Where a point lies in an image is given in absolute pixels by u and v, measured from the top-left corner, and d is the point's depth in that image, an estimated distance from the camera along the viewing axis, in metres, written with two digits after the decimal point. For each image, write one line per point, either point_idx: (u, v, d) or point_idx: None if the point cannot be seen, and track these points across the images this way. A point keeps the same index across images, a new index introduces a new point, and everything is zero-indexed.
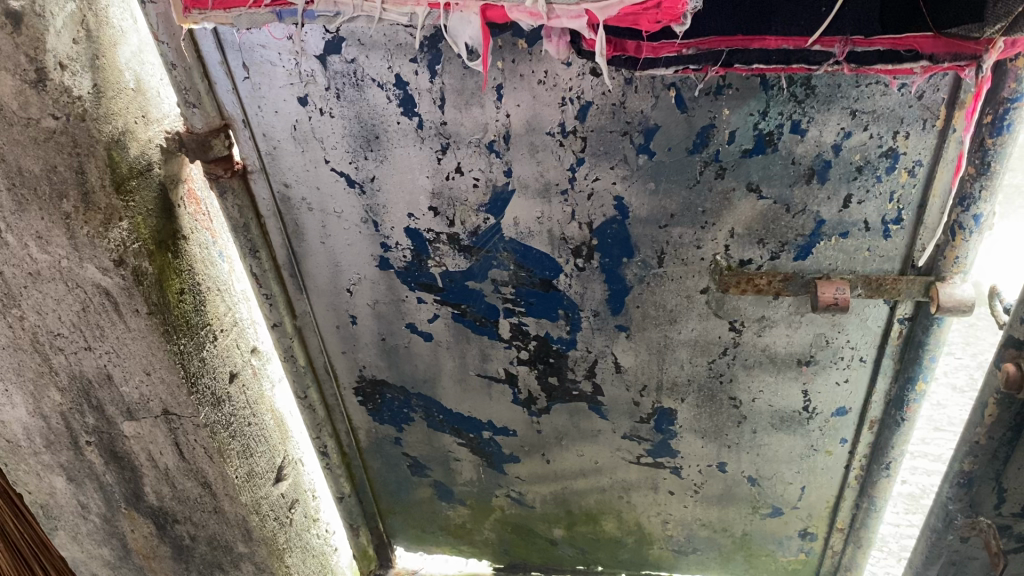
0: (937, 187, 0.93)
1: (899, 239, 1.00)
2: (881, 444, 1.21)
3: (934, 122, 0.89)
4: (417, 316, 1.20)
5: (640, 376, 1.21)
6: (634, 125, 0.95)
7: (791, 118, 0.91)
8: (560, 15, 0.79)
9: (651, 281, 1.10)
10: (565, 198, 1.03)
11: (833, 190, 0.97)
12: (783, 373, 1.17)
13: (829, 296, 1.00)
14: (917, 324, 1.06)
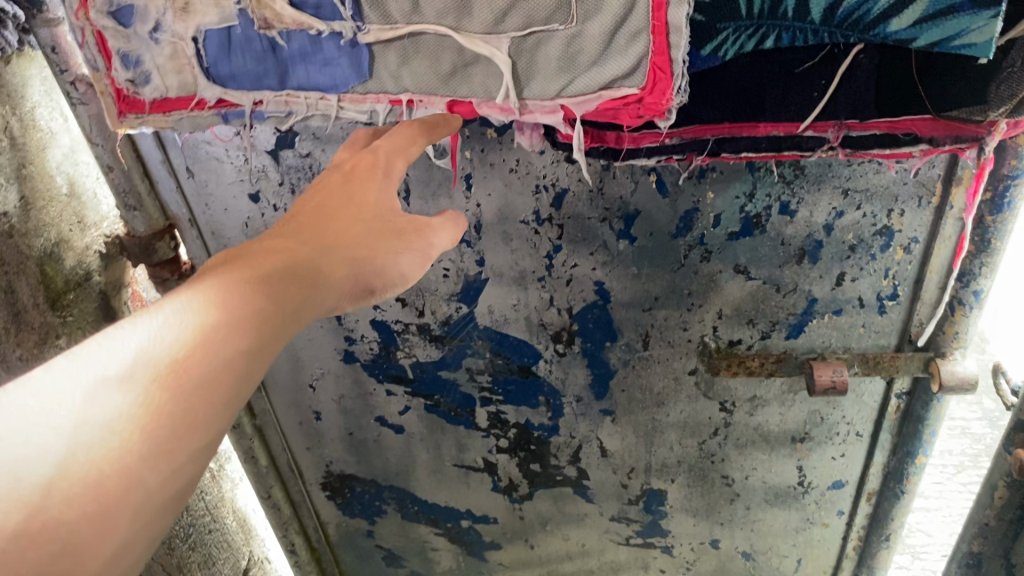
0: (934, 263, 0.88)
1: (894, 316, 0.95)
2: (881, 517, 1.15)
3: (929, 199, 0.84)
4: (386, 409, 1.12)
5: (627, 459, 1.14)
6: (613, 211, 0.89)
7: (779, 199, 0.86)
8: (534, 110, 0.75)
9: (636, 364, 1.03)
10: (542, 284, 0.96)
11: (825, 269, 0.91)
12: (777, 451, 1.11)
13: (825, 379, 0.94)
14: (915, 398, 1.01)
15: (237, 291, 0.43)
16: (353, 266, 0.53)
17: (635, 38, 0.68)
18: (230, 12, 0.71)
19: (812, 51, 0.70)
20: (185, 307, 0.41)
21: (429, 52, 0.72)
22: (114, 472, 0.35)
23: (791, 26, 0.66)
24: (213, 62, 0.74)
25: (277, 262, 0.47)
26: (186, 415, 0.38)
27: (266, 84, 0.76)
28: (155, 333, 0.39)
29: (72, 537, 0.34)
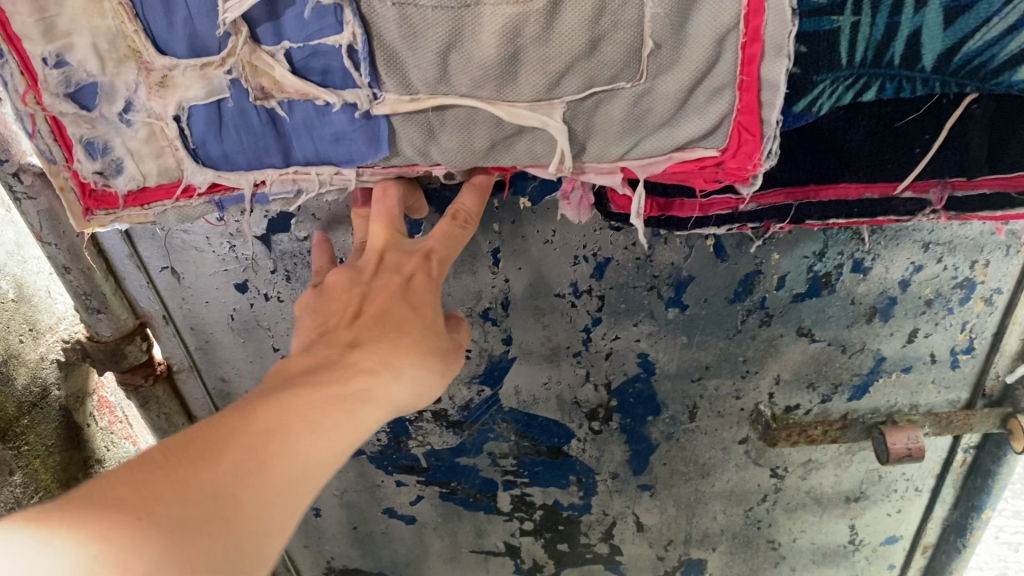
0: (1019, 314, 0.79)
1: (968, 369, 0.85)
2: (937, 569, 1.06)
3: (1019, 247, 0.74)
4: (396, 500, 0.99)
5: (665, 532, 1.03)
6: (662, 278, 0.77)
7: (852, 256, 0.75)
8: (589, 172, 0.63)
9: (680, 437, 0.92)
10: (578, 360, 0.84)
11: (897, 326, 0.81)
12: (828, 512, 1.01)
13: (900, 445, 0.83)
14: (985, 453, 0.91)
15: (276, 459, 0.40)
16: (396, 401, 0.49)
17: (716, 95, 0.55)
18: (219, 83, 0.58)
19: (917, 102, 0.56)
20: (261, 438, 0.41)
21: (457, 126, 0.60)
22: None
23: (897, 73, 0.52)
24: (202, 142, 0.61)
25: (314, 408, 0.44)
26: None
27: (267, 164, 0.63)
28: (219, 473, 0.38)
29: None
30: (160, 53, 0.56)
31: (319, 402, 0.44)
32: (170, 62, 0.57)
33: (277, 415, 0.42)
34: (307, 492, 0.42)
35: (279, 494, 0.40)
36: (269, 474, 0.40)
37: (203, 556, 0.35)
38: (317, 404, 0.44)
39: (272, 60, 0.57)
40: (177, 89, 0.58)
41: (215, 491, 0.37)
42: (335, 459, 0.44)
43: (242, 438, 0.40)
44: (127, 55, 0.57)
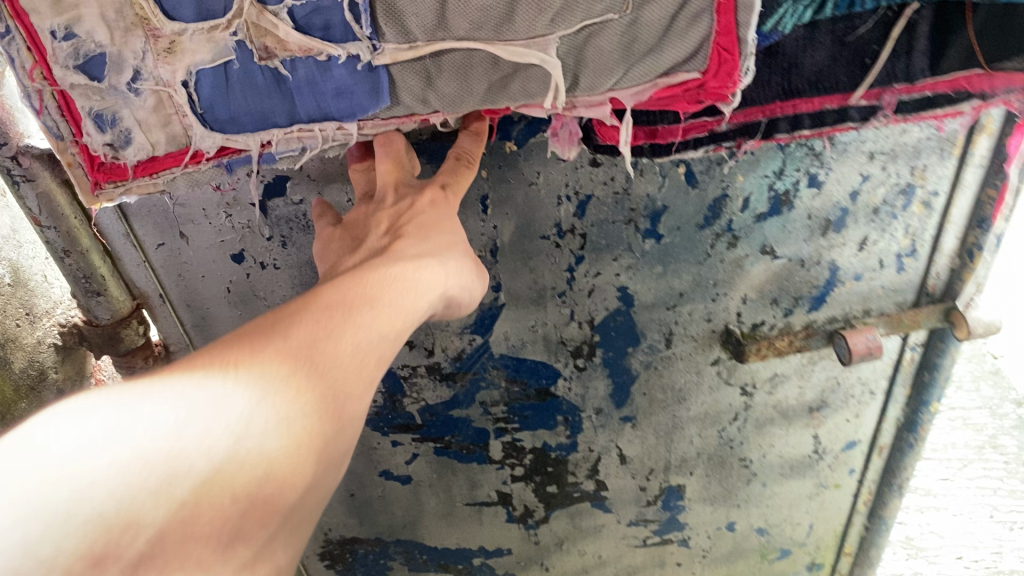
0: (954, 214, 0.87)
1: (913, 271, 0.93)
2: (892, 468, 1.16)
3: (952, 150, 0.82)
4: (392, 460, 1.02)
5: (647, 462, 1.09)
6: (639, 210, 0.82)
7: (807, 172, 0.82)
8: (579, 106, 0.67)
9: (658, 366, 0.97)
10: (563, 300, 0.89)
11: (850, 236, 0.89)
12: (794, 424, 1.09)
13: (860, 345, 0.91)
14: (930, 348, 1.00)
15: (341, 326, 0.51)
16: (432, 289, 0.60)
17: (695, 19, 0.59)
18: (225, 46, 0.60)
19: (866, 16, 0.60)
20: (327, 312, 0.52)
21: (456, 69, 0.63)
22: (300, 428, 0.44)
23: None
24: (210, 107, 0.63)
25: (365, 292, 0.55)
26: (324, 427, 0.46)
27: (275, 125, 0.65)
28: (296, 336, 0.49)
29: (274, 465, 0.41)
30: (169, 19, 0.58)
31: (369, 288, 0.55)
32: (180, 27, 0.58)
33: (337, 299, 0.53)
34: (377, 354, 0.52)
35: (353, 352, 0.51)
36: (339, 337, 0.50)
37: (296, 392, 0.45)
38: (367, 291, 0.55)
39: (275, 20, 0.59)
40: (184, 53, 0.60)
41: (294, 349, 0.48)
42: (392, 332, 0.55)
43: (311, 313, 0.51)
44: (133, 24, 0.58)
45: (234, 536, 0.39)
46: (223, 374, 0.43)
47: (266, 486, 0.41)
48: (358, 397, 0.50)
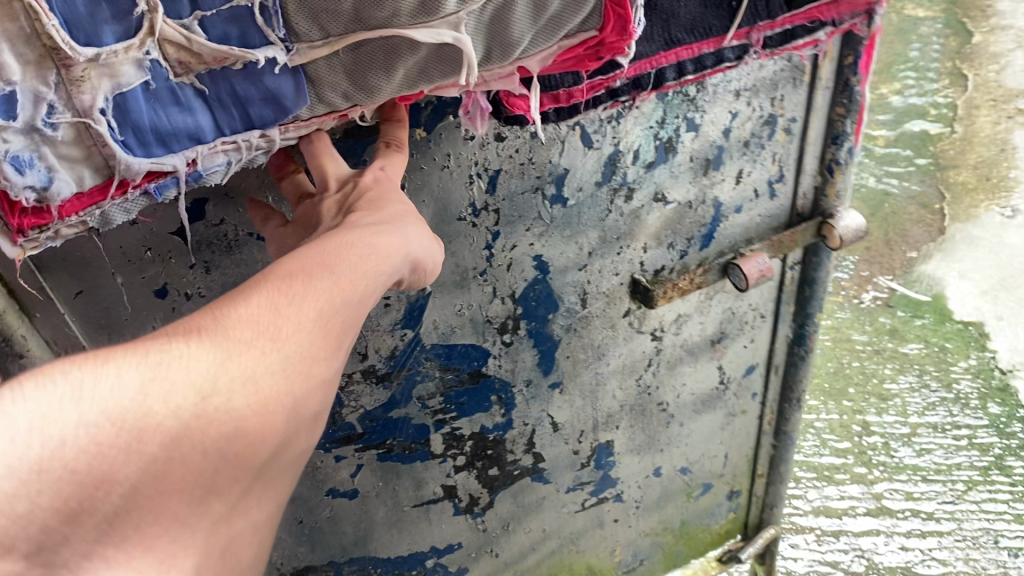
0: (812, 135, 0.99)
1: (782, 195, 1.04)
2: (788, 383, 1.27)
3: (802, 78, 0.93)
4: (337, 477, 1.01)
5: (577, 424, 1.14)
6: (545, 178, 0.87)
7: (685, 118, 0.90)
8: (491, 79, 0.71)
9: (577, 327, 1.02)
10: (484, 278, 0.92)
11: (727, 171, 0.97)
12: (701, 360, 1.17)
13: (754, 270, 1.00)
14: (807, 264, 1.12)
15: (302, 294, 0.58)
16: (396, 254, 0.66)
17: None
18: (142, 66, 0.60)
19: None
20: (292, 277, 0.58)
21: (373, 60, 0.66)
22: (260, 394, 0.53)
23: None
24: (131, 131, 0.61)
25: (328, 258, 0.61)
26: (283, 390, 0.54)
27: (199, 142, 0.65)
28: (258, 304, 0.56)
29: (234, 427, 0.51)
30: (82, 46, 0.57)
31: (328, 256, 0.61)
32: (94, 52, 0.57)
33: (297, 267, 0.59)
34: (341, 314, 0.60)
35: (315, 316, 0.58)
36: (301, 303, 0.57)
37: (256, 360, 0.54)
38: (326, 258, 0.61)
39: (186, 32, 0.60)
40: (99, 78, 0.58)
41: (257, 318, 0.55)
42: (357, 294, 0.61)
43: (275, 279, 0.58)
44: (43, 54, 0.56)
45: (206, 490, 0.50)
46: (187, 341, 0.52)
47: (231, 445, 0.51)
48: (322, 357, 0.58)
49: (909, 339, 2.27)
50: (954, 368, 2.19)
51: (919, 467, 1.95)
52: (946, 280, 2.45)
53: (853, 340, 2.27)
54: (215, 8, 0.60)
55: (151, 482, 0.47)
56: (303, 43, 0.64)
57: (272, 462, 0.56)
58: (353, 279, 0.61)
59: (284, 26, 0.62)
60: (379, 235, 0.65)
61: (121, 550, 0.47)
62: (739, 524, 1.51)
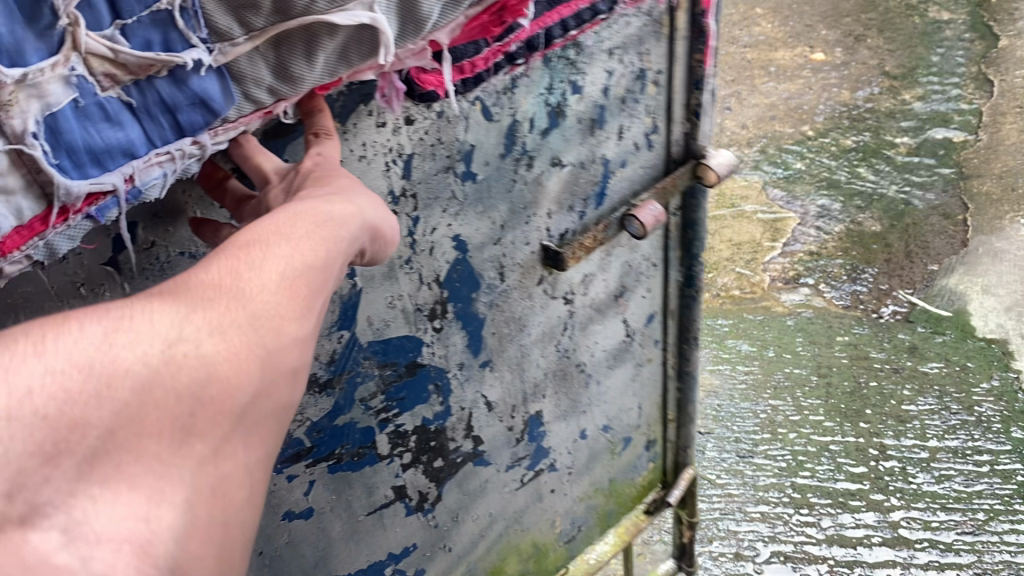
0: (677, 84, 1.07)
1: (659, 145, 1.12)
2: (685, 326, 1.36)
3: (661, 32, 1.02)
4: (291, 497, 0.98)
5: (509, 400, 1.17)
6: (454, 156, 0.90)
7: (569, 81, 0.96)
8: (404, 57, 0.73)
9: (499, 302, 1.06)
10: (410, 266, 0.93)
11: (610, 128, 1.04)
12: (608, 316, 1.23)
13: (648, 216, 1.08)
14: (687, 209, 1.21)
15: (258, 259, 0.65)
16: (351, 221, 0.70)
17: None
18: (68, 81, 0.58)
19: None
20: (250, 245, 0.65)
21: (294, 49, 0.66)
22: (220, 347, 0.62)
23: None
24: (66, 154, 0.59)
25: (284, 225, 0.67)
26: (242, 343, 0.63)
27: (133, 158, 0.63)
28: (217, 269, 0.64)
29: (197, 375, 0.60)
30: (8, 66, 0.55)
31: (281, 223, 0.67)
32: (20, 72, 0.55)
33: (252, 235, 0.66)
34: (304, 278, 0.66)
35: (273, 278, 0.65)
36: (257, 267, 0.65)
37: (216, 317, 0.62)
38: (280, 225, 0.67)
39: (110, 43, 0.58)
40: (27, 100, 0.56)
41: (216, 283, 0.63)
42: (317, 257, 0.67)
43: (233, 247, 0.65)
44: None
45: (182, 430, 0.60)
46: (150, 302, 0.60)
47: (198, 389, 0.61)
48: (288, 315, 0.65)
49: (929, 358, 2.35)
50: (977, 389, 2.27)
51: (939, 494, 2.07)
52: (969, 296, 2.49)
53: (871, 358, 2.35)
54: (135, 15, 0.59)
55: (122, 428, 0.57)
56: (226, 42, 0.64)
57: (247, 407, 0.64)
58: (312, 244, 0.67)
59: (206, 27, 0.62)
60: (334, 204, 0.69)
61: (107, 489, 0.56)
62: (659, 474, 1.58)
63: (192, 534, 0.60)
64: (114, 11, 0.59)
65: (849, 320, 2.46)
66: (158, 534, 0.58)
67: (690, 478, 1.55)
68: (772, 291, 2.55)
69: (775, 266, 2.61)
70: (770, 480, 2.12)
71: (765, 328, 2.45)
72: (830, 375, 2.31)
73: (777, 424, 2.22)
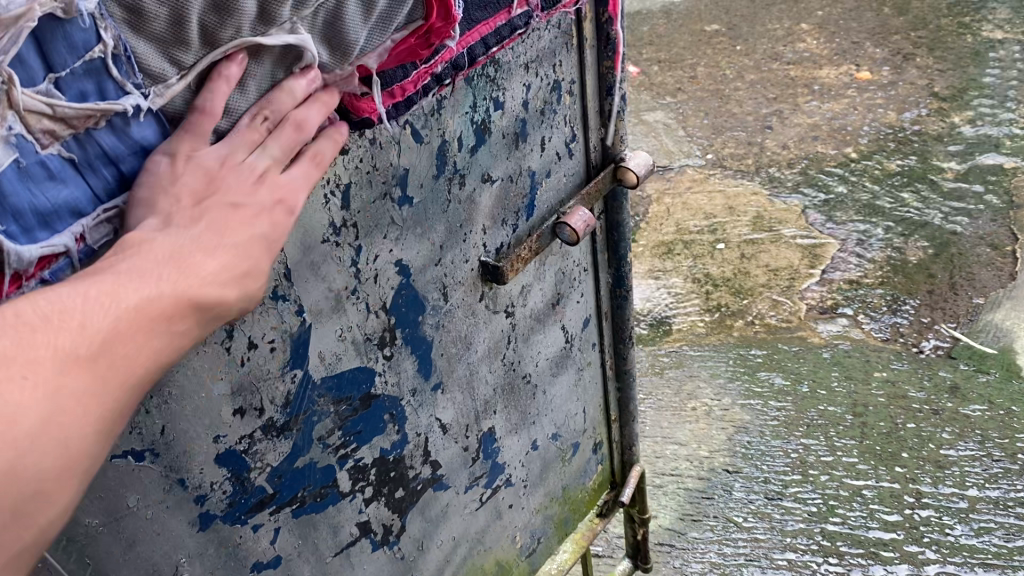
0: (587, 91, 1.17)
1: (577, 152, 1.22)
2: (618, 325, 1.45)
3: (571, 42, 1.12)
4: (258, 547, 1.02)
5: (461, 420, 1.22)
6: (389, 182, 0.96)
7: (491, 99, 1.04)
8: (335, 82, 0.86)
9: (444, 322, 1.12)
10: (357, 296, 0.98)
11: (532, 141, 1.13)
12: (546, 324, 1.30)
13: (578, 222, 1.19)
14: (612, 212, 1.32)
15: (136, 327, 0.70)
16: (232, 280, 0.76)
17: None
18: (9, 141, 0.68)
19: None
20: (133, 304, 0.70)
21: (206, 132, 0.78)
22: (87, 408, 0.68)
23: None
24: (12, 219, 0.70)
25: (164, 290, 0.72)
26: (108, 406, 0.69)
27: (77, 212, 0.74)
28: (98, 331, 0.68)
29: (61, 435, 0.67)
30: None
31: (166, 308, 0.72)
32: None
33: (140, 309, 0.70)
34: (172, 349, 0.73)
35: (145, 348, 0.71)
36: (135, 333, 0.70)
37: (88, 381, 0.68)
38: (164, 310, 0.72)
39: (45, 98, 0.69)
40: None
41: (93, 345, 0.68)
42: (187, 328, 0.74)
43: (118, 305, 0.69)
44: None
45: (44, 484, 0.66)
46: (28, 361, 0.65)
47: (60, 445, 0.67)
48: (149, 379, 0.73)
49: (971, 400, 2.62)
50: (1018, 433, 2.51)
51: (977, 548, 2.25)
52: (1014, 331, 2.84)
53: (909, 397, 2.63)
54: (68, 67, 0.70)
55: None
56: (159, 85, 0.76)
57: (103, 456, 0.71)
58: (185, 314, 0.73)
59: (139, 72, 0.74)
60: (214, 256, 0.75)
61: None
62: (607, 475, 1.64)
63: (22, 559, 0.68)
64: (46, 66, 0.70)
65: (887, 353, 2.81)
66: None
67: (639, 474, 1.64)
68: (809, 321, 2.95)
69: (814, 293, 3.06)
70: (800, 525, 2.34)
71: (801, 359, 2.80)
72: (865, 416, 2.58)
73: (808, 465, 2.48)
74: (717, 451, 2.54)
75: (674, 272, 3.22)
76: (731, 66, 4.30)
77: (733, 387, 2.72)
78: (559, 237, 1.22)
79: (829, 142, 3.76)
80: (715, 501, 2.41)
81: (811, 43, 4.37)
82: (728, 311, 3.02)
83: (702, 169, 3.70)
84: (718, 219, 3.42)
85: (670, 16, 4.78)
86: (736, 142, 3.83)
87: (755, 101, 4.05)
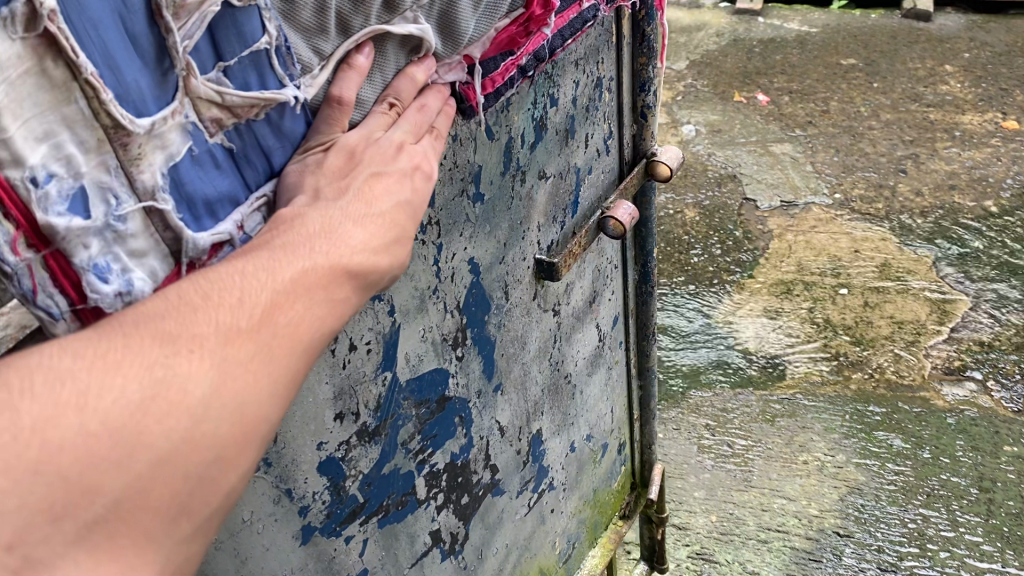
0: (620, 87, 1.30)
1: (611, 146, 1.34)
2: (644, 321, 1.61)
3: (610, 40, 1.23)
4: (349, 560, 1.07)
5: (516, 421, 1.33)
6: (467, 179, 1.03)
7: (547, 96, 1.14)
8: (444, 70, 0.95)
9: (504, 321, 1.22)
10: (436, 297, 1.06)
11: (579, 135, 1.24)
12: (585, 319, 1.43)
13: (621, 215, 1.30)
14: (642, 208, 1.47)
15: (296, 298, 0.71)
16: (381, 244, 0.79)
17: None
18: (184, 132, 0.76)
19: None
20: (292, 279, 0.71)
21: (342, 121, 0.86)
22: (257, 377, 0.68)
23: None
24: (187, 205, 0.77)
25: (319, 262, 0.73)
26: (277, 375, 0.69)
27: (235, 201, 0.81)
28: (259, 304, 0.69)
29: (234, 406, 0.66)
30: (138, 117, 0.72)
31: (323, 276, 0.73)
32: (148, 121, 0.72)
33: (298, 280, 0.72)
34: (331, 317, 0.74)
35: (308, 318, 0.72)
36: (296, 304, 0.71)
37: (254, 353, 0.68)
38: (321, 277, 0.73)
39: (216, 88, 0.77)
40: (152, 152, 0.73)
41: (254, 317, 0.69)
42: (344, 297, 0.75)
43: (277, 279, 0.71)
44: (102, 137, 0.70)
45: (223, 453, 0.66)
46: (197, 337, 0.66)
47: (235, 415, 0.66)
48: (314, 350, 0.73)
49: None
50: None
51: None
52: None
53: None
54: (236, 55, 0.78)
55: (171, 460, 0.63)
56: (307, 77, 0.84)
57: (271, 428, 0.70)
58: (341, 283, 0.74)
59: (295, 65, 0.82)
60: (364, 225, 0.78)
61: (149, 504, 0.62)
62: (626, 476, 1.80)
63: (200, 536, 0.66)
64: (217, 55, 0.77)
65: (1019, 427, 2.70)
66: (179, 550, 0.64)
67: (660, 471, 1.83)
68: (933, 381, 2.84)
69: (939, 352, 2.92)
70: None
71: (923, 423, 2.72)
72: (992, 493, 2.52)
73: (926, 538, 2.44)
74: (829, 512, 2.48)
75: (792, 314, 3.11)
76: (867, 104, 4.19)
77: (849, 445, 2.65)
78: (602, 232, 1.33)
79: (968, 192, 3.61)
80: (822, 565, 2.38)
81: (954, 87, 4.24)
82: (849, 360, 2.92)
83: (830, 209, 3.55)
84: (842, 264, 3.29)
85: (804, 46, 4.68)
86: (866, 184, 3.69)
87: (889, 142, 3.90)
